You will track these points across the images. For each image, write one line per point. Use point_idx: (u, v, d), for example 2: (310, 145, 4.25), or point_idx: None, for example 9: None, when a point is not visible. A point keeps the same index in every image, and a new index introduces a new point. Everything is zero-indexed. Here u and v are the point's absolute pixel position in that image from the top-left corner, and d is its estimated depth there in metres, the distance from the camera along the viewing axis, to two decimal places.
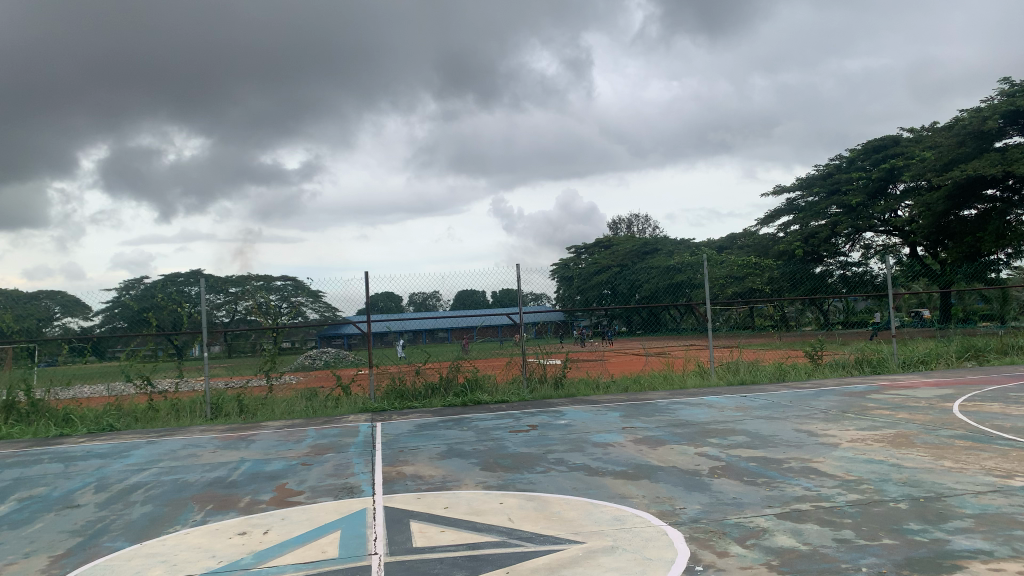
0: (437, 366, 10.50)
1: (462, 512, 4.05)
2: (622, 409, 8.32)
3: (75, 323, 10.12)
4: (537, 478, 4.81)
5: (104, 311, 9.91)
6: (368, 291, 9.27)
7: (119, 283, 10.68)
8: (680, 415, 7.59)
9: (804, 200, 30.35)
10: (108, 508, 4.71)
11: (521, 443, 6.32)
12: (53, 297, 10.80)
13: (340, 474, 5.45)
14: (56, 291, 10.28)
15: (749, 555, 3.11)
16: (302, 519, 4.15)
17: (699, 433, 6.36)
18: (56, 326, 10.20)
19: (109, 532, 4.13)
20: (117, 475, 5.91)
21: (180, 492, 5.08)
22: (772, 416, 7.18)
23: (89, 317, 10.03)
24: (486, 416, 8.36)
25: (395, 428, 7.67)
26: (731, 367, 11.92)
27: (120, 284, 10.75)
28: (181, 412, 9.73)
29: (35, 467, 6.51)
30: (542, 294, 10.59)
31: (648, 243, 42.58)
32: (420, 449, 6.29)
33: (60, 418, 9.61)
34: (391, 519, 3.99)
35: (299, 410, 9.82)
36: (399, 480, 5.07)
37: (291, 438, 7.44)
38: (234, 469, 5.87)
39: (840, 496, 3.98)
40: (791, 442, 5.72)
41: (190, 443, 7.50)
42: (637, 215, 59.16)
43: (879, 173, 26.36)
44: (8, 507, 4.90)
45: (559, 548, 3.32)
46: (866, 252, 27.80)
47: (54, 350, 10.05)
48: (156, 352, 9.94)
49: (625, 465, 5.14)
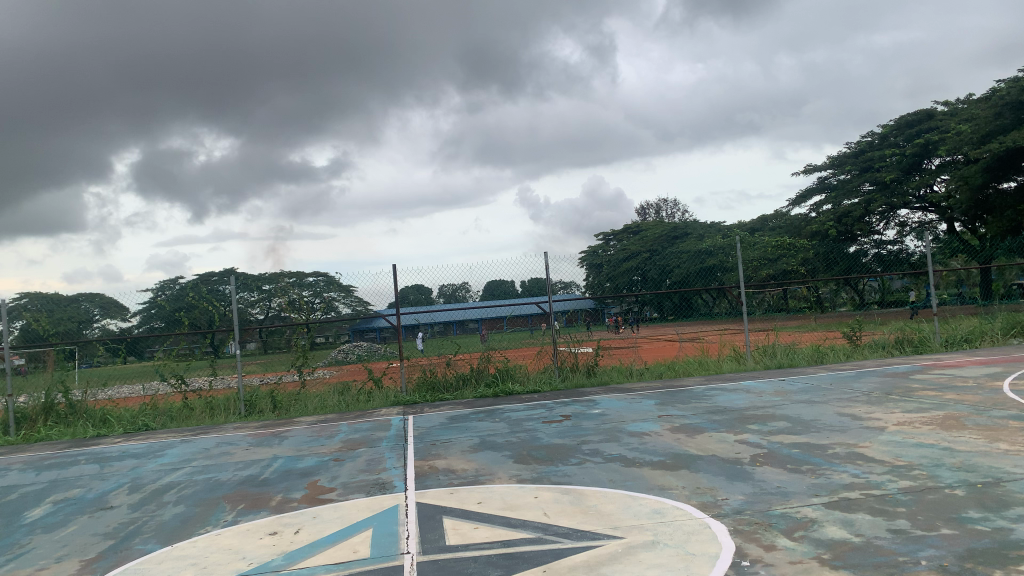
0: (467, 357, 10.44)
1: (496, 507, 3.94)
2: (657, 396, 8.15)
3: (114, 323, 10.21)
4: (573, 471, 4.69)
5: (141, 312, 9.98)
6: (397, 284, 9.19)
7: (154, 284, 10.77)
8: (718, 401, 7.41)
9: (836, 179, 29.73)
10: (140, 509, 4.69)
11: (554, 433, 6.20)
12: (93, 300, 10.80)
13: (372, 469, 5.37)
14: (94, 293, 10.33)
15: (798, 548, 2.95)
16: (334, 518, 4.07)
17: (739, 420, 6.19)
18: (96, 328, 10.34)
19: (141, 534, 4.09)
20: (150, 475, 5.90)
21: (212, 492, 5.04)
22: (813, 400, 6.97)
23: (127, 318, 10.08)
24: (519, 406, 8.25)
25: (427, 421, 7.59)
26: (768, 351, 11.70)
27: (155, 285, 10.84)
28: (216, 410, 9.77)
29: (72, 468, 6.54)
30: (571, 281, 10.45)
31: (678, 228, 42.15)
32: (452, 442, 6.20)
33: (97, 419, 9.70)
34: (424, 516, 3.89)
35: (331, 405, 9.81)
36: (432, 474, 4.98)
37: (324, 434, 7.39)
38: (266, 466, 5.83)
39: (891, 483, 3.79)
40: (834, 427, 5.52)
41: (224, 441, 7.51)
42: (666, 202, 58.28)
43: (914, 149, 25.72)
44: (43, 509, 4.90)
45: (597, 544, 3.19)
46: (902, 229, 27.18)
47: (93, 352, 10.25)
48: (191, 349, 10.00)
49: (663, 455, 4.99)
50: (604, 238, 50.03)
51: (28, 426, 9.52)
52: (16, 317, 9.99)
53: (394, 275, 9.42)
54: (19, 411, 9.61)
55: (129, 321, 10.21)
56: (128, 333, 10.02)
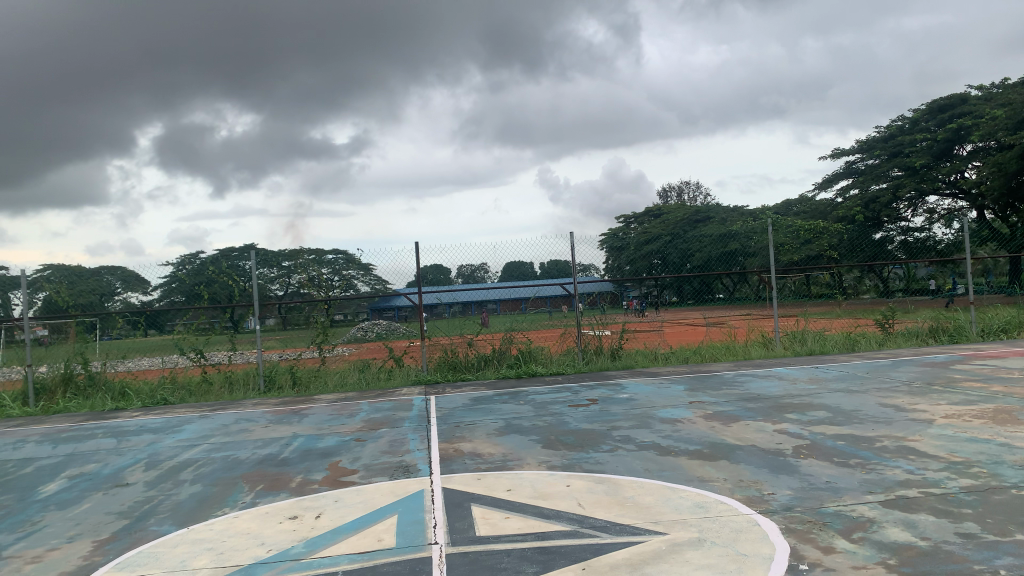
0: (489, 338, 10.26)
1: (527, 496, 3.74)
2: (687, 382, 7.91)
3: (134, 297, 10.07)
4: (605, 458, 4.47)
5: (161, 285, 9.79)
6: (419, 263, 8.99)
7: (175, 257, 10.54)
8: (750, 388, 7.15)
9: (863, 164, 29.07)
10: (156, 487, 4.53)
11: (582, 418, 5.98)
12: (115, 271, 10.53)
13: (395, 451, 5.19)
14: (115, 265, 10.05)
15: (860, 551, 2.72)
16: (357, 502, 3.88)
17: (775, 408, 5.95)
18: (117, 301, 10.23)
19: (156, 514, 3.93)
20: (167, 451, 5.75)
21: (230, 471, 4.88)
22: (851, 389, 6.69)
23: (148, 292, 9.96)
24: (543, 389, 8.04)
25: (449, 402, 7.40)
26: (797, 337, 11.40)
27: (176, 258, 10.58)
28: (234, 385, 9.68)
29: (89, 442, 6.42)
30: (593, 264, 10.16)
31: (701, 211, 41.66)
32: (477, 425, 6.00)
33: (116, 392, 9.64)
34: (451, 503, 3.70)
35: (351, 383, 9.71)
36: (457, 458, 4.79)
37: (345, 412, 7.22)
38: (286, 445, 5.66)
39: (951, 481, 3.54)
40: (878, 418, 5.25)
41: (243, 417, 7.35)
42: (687, 184, 57.85)
43: (945, 134, 24.98)
44: (57, 485, 4.76)
45: (639, 540, 2.98)
46: (930, 217, 26.61)
47: (115, 325, 10.17)
48: (211, 324, 9.90)
49: (700, 444, 4.75)
50: (626, 221, 49.63)
51: (47, 398, 9.48)
52: (39, 289, 9.98)
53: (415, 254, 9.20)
54: (38, 383, 9.58)
55: (151, 295, 10.06)
56: (148, 307, 9.92)
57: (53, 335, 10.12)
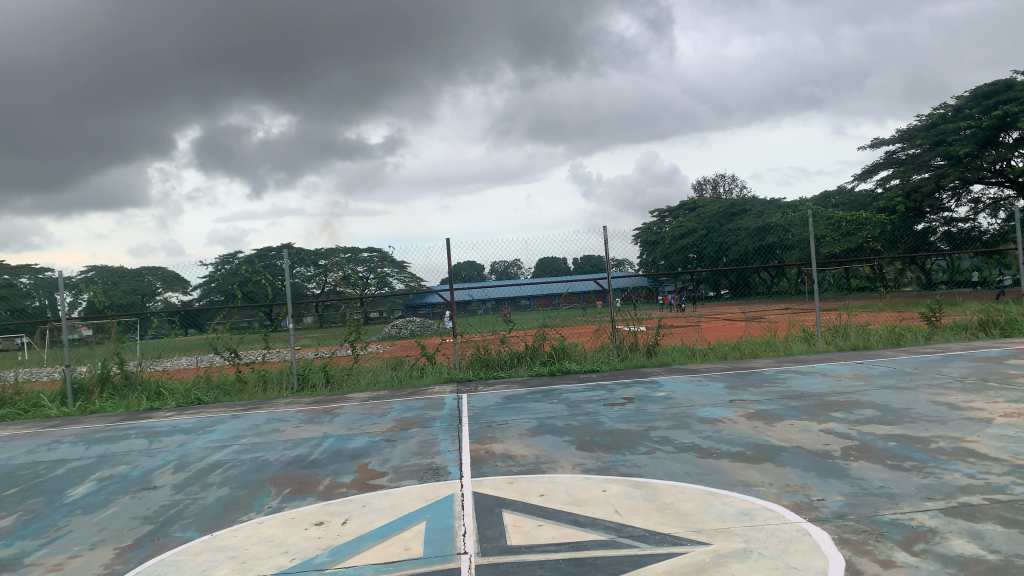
0: (522, 335, 10.08)
1: (561, 502, 3.57)
2: (726, 379, 7.66)
3: (175, 297, 10.02)
4: (643, 461, 4.28)
5: (203, 285, 9.79)
6: (450, 260, 8.85)
7: (215, 257, 10.49)
8: (793, 385, 6.89)
9: (904, 153, 28.29)
10: (183, 491, 4.45)
11: (618, 418, 5.78)
12: (156, 271, 10.51)
13: (426, 452, 5.05)
14: (157, 266, 10.17)
15: (923, 566, 2.50)
16: (384, 508, 3.75)
17: (820, 406, 5.70)
18: (158, 301, 10.16)
19: (181, 519, 3.84)
20: (198, 453, 5.69)
21: (258, 474, 4.79)
22: (900, 386, 6.40)
23: (188, 292, 9.94)
24: (578, 387, 7.85)
25: (481, 401, 7.25)
26: (840, 331, 11.07)
27: (216, 258, 10.57)
28: (268, 383, 9.66)
29: (121, 443, 6.40)
30: (626, 259, 9.92)
31: (737, 204, 41.03)
32: (509, 425, 5.84)
33: (152, 391, 9.70)
34: (482, 510, 3.55)
35: (384, 380, 9.62)
36: (489, 460, 4.63)
37: (377, 411, 7.12)
38: (316, 446, 5.56)
39: (1018, 487, 3.29)
40: (931, 417, 4.97)
41: (275, 417, 7.28)
42: (720, 176, 57.13)
43: (990, 121, 24.15)
44: (86, 488, 4.71)
45: (681, 551, 2.79)
46: (975, 206, 25.82)
47: (160, 325, 10.10)
48: (248, 322, 9.89)
49: (743, 446, 4.54)
50: (661, 215, 49.11)
51: (85, 398, 9.54)
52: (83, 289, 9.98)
53: (447, 251, 9.05)
54: (76, 382, 9.65)
55: (191, 295, 10.03)
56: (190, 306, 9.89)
57: (96, 335, 10.08)
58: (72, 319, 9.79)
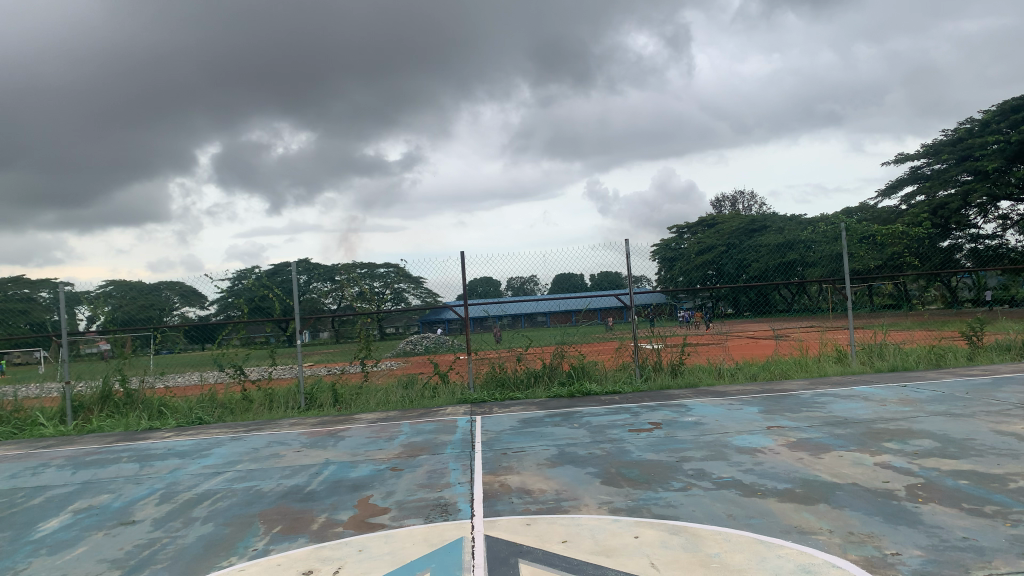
0: (540, 352, 9.59)
1: (587, 551, 3.08)
2: (761, 403, 7.11)
3: (193, 312, 9.58)
4: (678, 500, 3.78)
5: (221, 297, 9.33)
6: (464, 273, 8.39)
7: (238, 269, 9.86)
8: (835, 410, 6.36)
9: (930, 169, 27.58)
10: (163, 527, 4.00)
11: (645, 447, 5.27)
12: (174, 286, 9.65)
13: (433, 484, 4.57)
14: (174, 280, 9.64)
15: None
16: (383, 554, 3.27)
17: (870, 435, 5.17)
18: (175, 316, 9.65)
19: (152, 565, 3.38)
20: (188, 481, 5.25)
21: (248, 507, 4.33)
22: (954, 413, 5.83)
23: (206, 306, 9.54)
24: (600, 410, 7.35)
25: (496, 425, 6.76)
26: (876, 351, 10.48)
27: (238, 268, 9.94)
28: (275, 403, 9.25)
29: (110, 468, 5.98)
30: (645, 274, 9.45)
31: (756, 220, 40.44)
32: (527, 453, 5.34)
33: (154, 410, 9.26)
34: (495, 559, 3.07)
35: (395, 401, 9.17)
36: (503, 496, 4.14)
37: (384, 435, 6.65)
38: (315, 475, 5.10)
39: None
40: (1001, 451, 4.43)
41: (277, 440, 6.82)
42: (739, 194, 56.67)
43: (1020, 135, 23.40)
44: (59, 522, 4.28)
45: None
46: (1003, 223, 25.06)
47: (174, 339, 9.73)
48: (269, 340, 9.40)
49: (791, 481, 4.02)
50: (679, 231, 48.58)
51: (84, 416, 9.17)
52: (103, 303, 9.54)
53: (460, 263, 8.58)
54: (77, 399, 9.26)
55: (209, 309, 9.60)
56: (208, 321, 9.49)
57: (113, 349, 9.63)
58: (87, 334, 9.37)
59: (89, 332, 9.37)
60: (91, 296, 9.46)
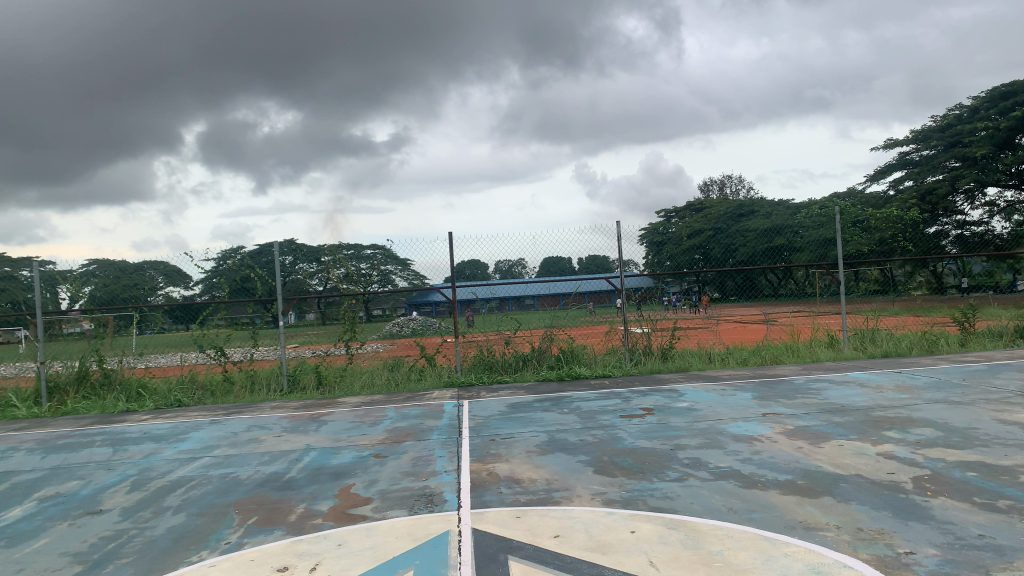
0: (529, 335, 9.37)
1: (580, 547, 2.89)
2: (754, 389, 6.96)
3: (177, 292, 9.24)
4: (675, 491, 3.59)
5: (205, 276, 8.96)
6: (452, 256, 8.14)
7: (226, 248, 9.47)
8: (830, 397, 6.20)
9: (919, 155, 27.50)
10: (132, 518, 3.79)
11: (638, 433, 5.08)
12: (160, 265, 9.30)
13: (419, 473, 4.36)
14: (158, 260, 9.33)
15: None
16: (365, 549, 3.07)
17: (870, 424, 5.01)
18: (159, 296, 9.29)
19: (117, 559, 3.16)
20: (162, 467, 5.02)
21: (224, 496, 4.11)
22: (953, 401, 5.69)
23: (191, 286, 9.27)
24: (589, 395, 7.16)
25: (483, 410, 6.56)
26: (868, 337, 10.34)
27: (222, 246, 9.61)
28: (256, 385, 9.02)
29: (82, 453, 5.73)
30: (633, 258, 9.22)
31: (744, 205, 40.36)
32: (516, 439, 5.15)
33: (132, 391, 9.03)
34: (483, 556, 2.88)
35: (379, 384, 8.95)
36: (492, 485, 3.94)
37: (367, 420, 6.44)
38: (295, 462, 4.88)
39: None
40: (1007, 441, 4.28)
41: (256, 424, 6.59)
42: (726, 178, 56.61)
43: (1009, 122, 23.28)
44: (21, 511, 4.05)
45: None
46: (990, 209, 25.05)
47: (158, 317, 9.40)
48: (254, 320, 9.18)
49: (792, 472, 3.85)
50: (667, 215, 48.46)
51: (59, 398, 8.89)
52: (85, 282, 9.22)
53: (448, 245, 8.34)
54: (51, 380, 8.98)
55: (194, 289, 9.25)
56: (192, 301, 9.16)
57: (96, 328, 9.30)
58: (70, 314, 9.09)
59: (70, 312, 9.09)
60: (70, 275, 9.14)
